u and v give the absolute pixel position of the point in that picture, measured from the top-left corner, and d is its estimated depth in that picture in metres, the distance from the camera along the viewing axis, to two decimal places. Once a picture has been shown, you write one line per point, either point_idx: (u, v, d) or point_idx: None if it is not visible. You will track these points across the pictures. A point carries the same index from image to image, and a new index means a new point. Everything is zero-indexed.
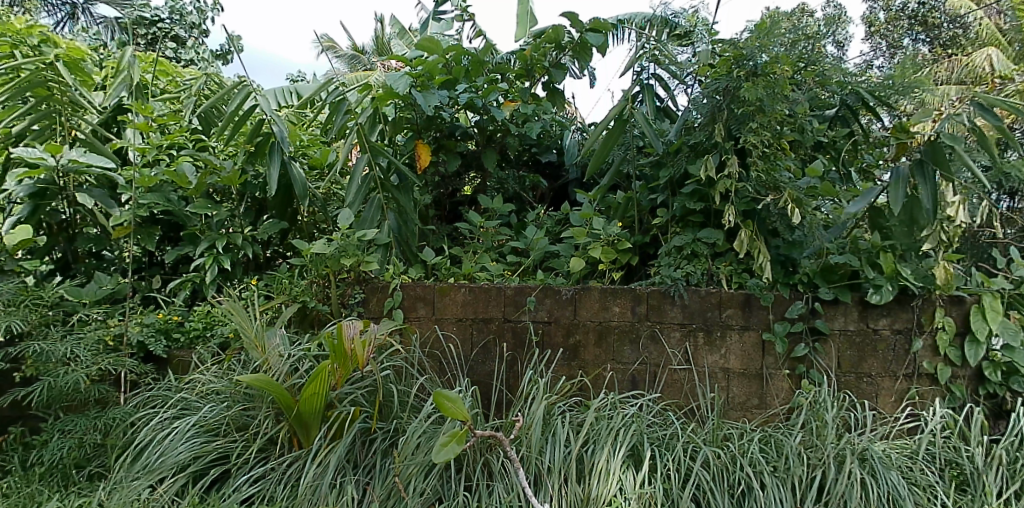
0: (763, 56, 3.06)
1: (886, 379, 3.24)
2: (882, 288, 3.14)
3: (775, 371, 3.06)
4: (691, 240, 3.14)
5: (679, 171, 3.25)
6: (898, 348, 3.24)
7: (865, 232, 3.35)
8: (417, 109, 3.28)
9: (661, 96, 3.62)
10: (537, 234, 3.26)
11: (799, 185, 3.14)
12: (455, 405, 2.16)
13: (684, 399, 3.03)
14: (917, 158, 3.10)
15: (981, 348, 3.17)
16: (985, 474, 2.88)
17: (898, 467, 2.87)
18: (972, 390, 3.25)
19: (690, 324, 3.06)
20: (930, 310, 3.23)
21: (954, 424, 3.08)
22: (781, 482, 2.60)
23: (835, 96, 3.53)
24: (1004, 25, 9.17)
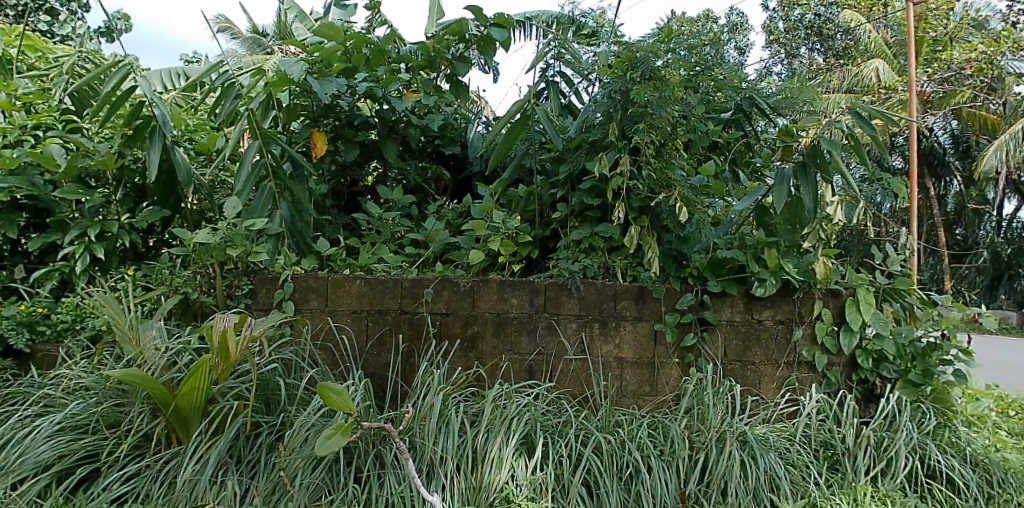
0: (655, 61, 3.17)
1: (768, 367, 3.44)
2: (767, 280, 3.30)
3: (666, 360, 3.21)
4: (588, 234, 3.22)
5: (578, 167, 3.30)
6: (780, 337, 3.45)
7: (752, 228, 3.53)
8: (313, 97, 3.24)
9: (565, 92, 3.69)
10: (438, 226, 3.23)
11: (691, 183, 3.32)
12: (341, 398, 2.11)
13: (578, 387, 3.11)
14: (799, 161, 3.26)
15: (854, 338, 3.43)
16: (852, 454, 3.15)
17: (776, 449, 3.09)
18: (846, 376, 3.57)
19: (587, 315, 3.14)
20: (809, 302, 3.46)
21: (827, 407, 3.32)
22: (667, 465, 2.77)
23: (730, 100, 3.72)
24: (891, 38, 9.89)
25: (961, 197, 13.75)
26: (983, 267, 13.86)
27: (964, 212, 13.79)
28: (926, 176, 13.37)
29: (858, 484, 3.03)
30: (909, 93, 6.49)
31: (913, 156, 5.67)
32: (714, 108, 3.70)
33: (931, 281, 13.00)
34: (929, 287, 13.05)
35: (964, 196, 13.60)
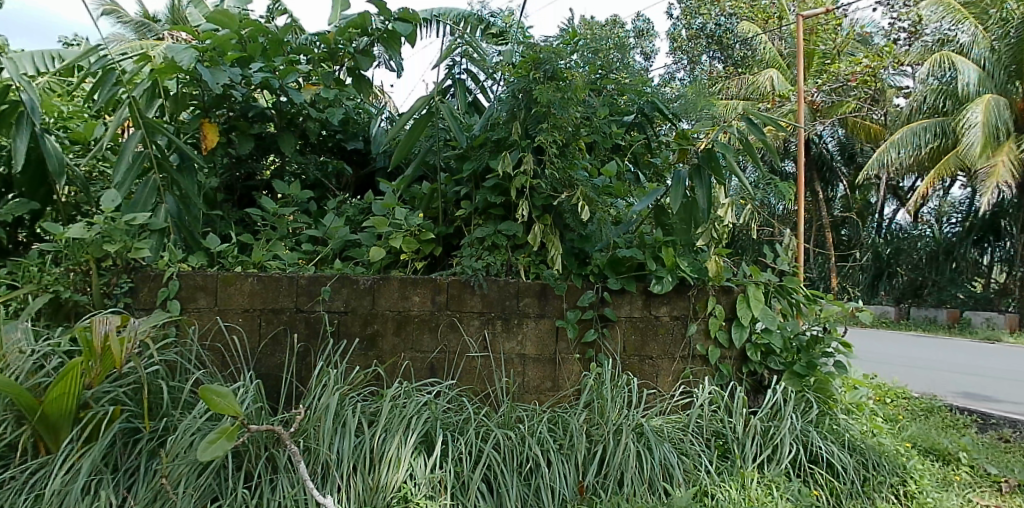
0: (559, 62, 3.20)
1: (665, 361, 3.57)
2: (663, 278, 3.43)
3: (567, 356, 3.28)
4: (492, 232, 3.24)
5: (482, 165, 3.31)
6: (676, 332, 3.59)
7: (651, 227, 3.64)
8: (204, 86, 3.10)
9: (470, 90, 3.69)
10: (336, 223, 3.21)
11: (593, 183, 3.40)
12: (225, 400, 2.03)
13: (480, 385, 3.12)
14: (694, 164, 3.36)
15: (744, 332, 3.62)
16: (741, 442, 3.32)
17: (671, 440, 3.22)
18: (737, 369, 3.76)
19: (489, 312, 3.16)
20: (703, 298, 3.62)
21: (718, 398, 3.49)
22: (565, 459, 2.84)
23: (633, 104, 3.84)
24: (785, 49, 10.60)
25: (846, 200, 15.00)
26: (866, 266, 14.93)
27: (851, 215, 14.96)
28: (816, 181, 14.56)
29: (745, 471, 3.20)
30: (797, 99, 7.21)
31: (801, 161, 6.09)
32: (617, 111, 3.81)
33: (819, 278, 14.03)
34: (819, 285, 14.03)
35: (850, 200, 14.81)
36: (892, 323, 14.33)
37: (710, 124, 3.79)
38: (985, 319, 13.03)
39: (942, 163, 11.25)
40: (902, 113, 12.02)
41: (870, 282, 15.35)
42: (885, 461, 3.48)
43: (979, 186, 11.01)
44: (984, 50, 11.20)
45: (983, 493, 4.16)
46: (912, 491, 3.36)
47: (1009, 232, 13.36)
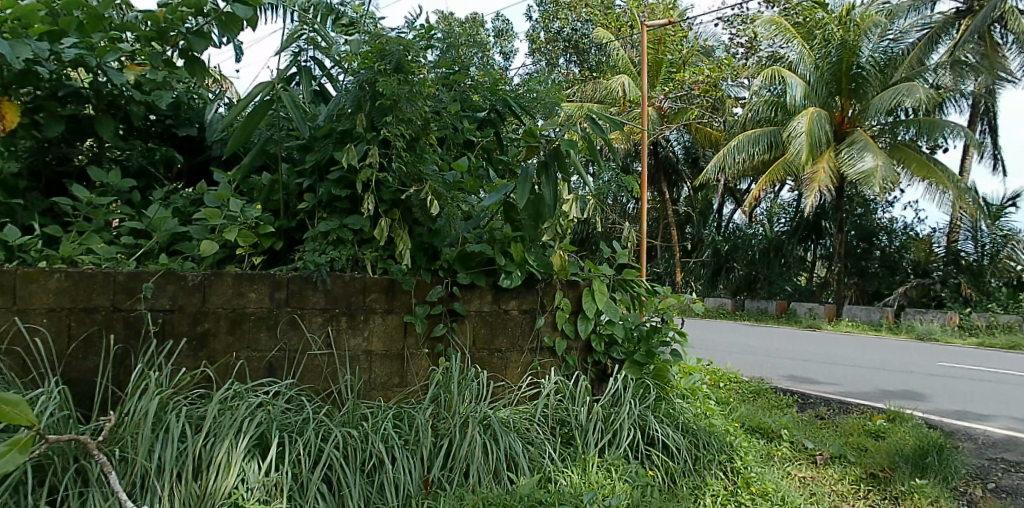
0: (406, 55, 3.18)
1: (514, 353, 3.66)
2: (512, 273, 3.51)
3: (415, 351, 3.28)
4: (336, 226, 3.17)
5: (326, 157, 3.23)
6: (524, 325, 3.69)
7: (501, 223, 3.70)
8: (3, 60, 2.77)
9: (317, 78, 3.60)
10: (163, 214, 2.99)
11: (443, 178, 3.42)
12: (16, 409, 1.81)
13: (322, 383, 3.05)
14: (541, 161, 3.43)
15: (589, 324, 3.79)
16: (584, 429, 3.47)
17: (517, 429, 3.31)
18: (582, 358, 3.93)
19: (333, 309, 3.09)
20: (550, 292, 3.77)
21: (563, 387, 3.64)
22: (411, 454, 2.84)
23: (485, 100, 3.95)
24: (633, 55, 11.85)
25: (690, 202, 17.37)
26: (705, 261, 16.69)
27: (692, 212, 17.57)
28: (663, 181, 16.69)
29: (587, 456, 3.35)
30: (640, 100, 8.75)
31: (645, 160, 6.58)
32: (468, 106, 3.89)
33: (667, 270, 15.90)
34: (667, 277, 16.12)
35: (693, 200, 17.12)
36: (729, 314, 15.69)
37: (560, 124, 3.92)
38: (808, 308, 14.57)
39: (773, 169, 12.35)
40: (738, 121, 13.20)
41: (710, 276, 17.02)
42: (714, 441, 3.79)
43: (804, 189, 12.25)
44: (808, 67, 12.46)
45: (799, 465, 4.63)
46: (738, 467, 3.68)
47: (828, 232, 15.05)
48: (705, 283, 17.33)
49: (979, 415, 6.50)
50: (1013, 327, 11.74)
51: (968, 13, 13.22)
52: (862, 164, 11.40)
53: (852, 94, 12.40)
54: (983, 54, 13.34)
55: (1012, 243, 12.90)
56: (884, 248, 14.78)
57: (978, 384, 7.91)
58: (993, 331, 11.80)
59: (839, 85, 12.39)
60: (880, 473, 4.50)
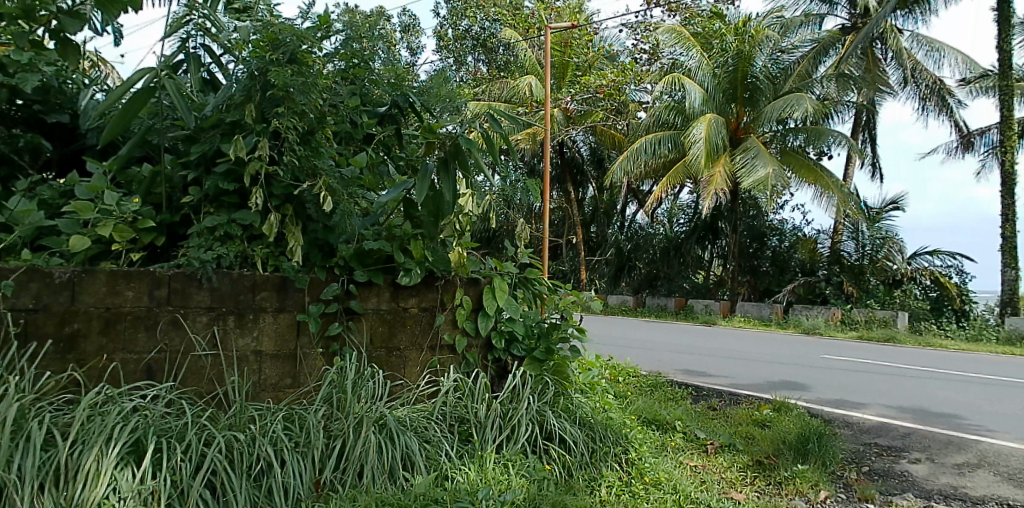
0: (300, 46, 3.10)
1: (413, 351, 3.63)
2: (411, 271, 3.49)
3: (308, 351, 3.21)
4: (224, 222, 3.06)
5: (212, 148, 3.10)
6: (423, 323, 3.67)
7: (400, 220, 3.66)
8: None
9: (206, 66, 3.45)
10: (27, 206, 2.78)
11: (339, 173, 3.36)
12: None
13: (207, 386, 2.93)
14: (441, 158, 3.37)
15: (489, 321, 3.82)
16: (482, 425, 3.49)
17: (415, 428, 3.29)
18: (482, 356, 3.95)
19: (220, 307, 2.97)
20: (450, 290, 3.77)
21: (463, 385, 3.65)
22: (301, 456, 2.78)
23: (386, 95, 3.92)
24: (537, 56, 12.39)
25: (594, 202, 18.38)
26: (609, 259, 17.43)
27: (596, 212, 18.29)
28: (568, 182, 17.70)
29: (486, 452, 3.37)
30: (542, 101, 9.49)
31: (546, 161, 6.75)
32: (366, 100, 3.85)
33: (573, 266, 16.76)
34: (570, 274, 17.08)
35: (597, 200, 18.14)
36: (630, 310, 16.20)
37: (461, 122, 3.92)
38: (704, 305, 15.27)
39: (674, 171, 12.87)
40: (641, 125, 13.71)
41: (613, 273, 17.80)
42: (610, 434, 3.91)
43: (701, 191, 12.81)
44: (707, 75, 13.09)
45: (691, 454, 4.85)
46: (632, 458, 3.82)
47: (723, 232, 15.90)
48: (609, 280, 17.88)
49: (855, 404, 7.02)
50: (887, 322, 12.73)
51: (853, 29, 14.27)
52: (755, 169, 12.05)
53: (746, 102, 13.11)
54: (865, 68, 14.38)
55: (889, 245, 13.97)
56: (775, 248, 15.72)
57: (855, 375, 8.54)
58: (870, 325, 12.77)
59: (735, 93, 13.06)
60: (766, 460, 4.78)
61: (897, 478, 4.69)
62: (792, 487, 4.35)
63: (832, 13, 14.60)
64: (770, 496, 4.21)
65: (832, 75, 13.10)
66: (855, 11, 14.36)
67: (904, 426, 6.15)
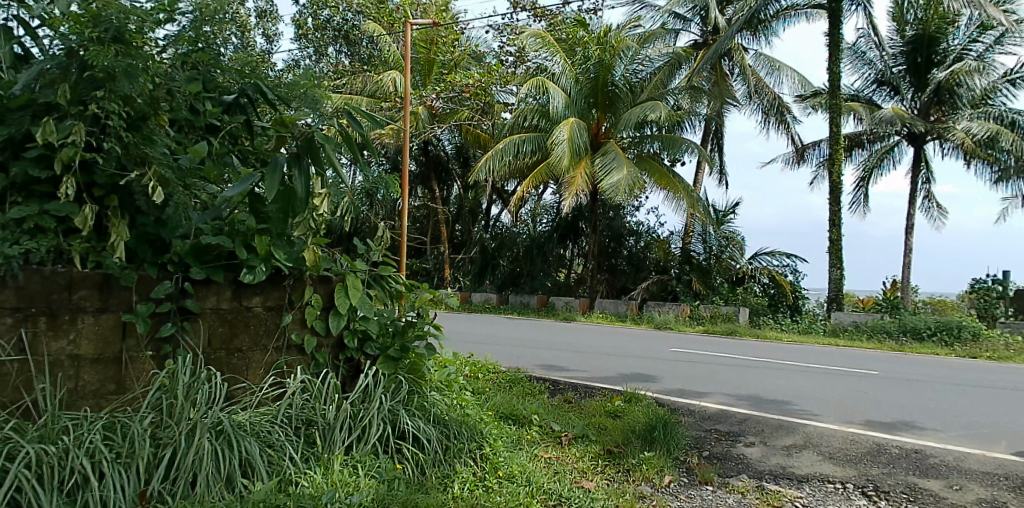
0: (126, 24, 2.90)
1: (256, 353, 3.48)
2: (255, 268, 3.35)
3: (136, 354, 3.01)
4: (34, 213, 2.81)
5: (21, 131, 2.83)
6: (268, 323, 3.53)
7: (244, 214, 3.50)
8: None
9: (18, 39, 3.13)
10: None
11: (173, 163, 3.15)
12: None
13: (12, 395, 2.69)
14: (294, 152, 3.11)
15: (340, 320, 3.73)
16: (330, 427, 3.41)
17: (257, 433, 3.16)
18: (334, 356, 3.85)
19: (28, 307, 2.73)
20: (299, 288, 3.64)
21: (310, 386, 3.54)
22: (124, 468, 2.61)
23: (233, 83, 3.71)
24: (398, 50, 12.76)
25: (459, 199, 19.03)
26: (473, 257, 17.89)
27: (462, 211, 19.01)
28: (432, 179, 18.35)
29: (334, 454, 3.31)
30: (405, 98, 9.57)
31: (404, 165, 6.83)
32: (211, 88, 3.63)
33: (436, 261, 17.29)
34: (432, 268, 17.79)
35: (463, 198, 18.96)
36: (493, 307, 16.40)
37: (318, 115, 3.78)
38: (565, 302, 15.80)
39: (537, 171, 13.23)
40: (507, 125, 14.06)
41: (478, 271, 18.15)
42: (464, 430, 3.95)
43: (563, 192, 13.22)
44: (570, 80, 13.72)
45: (546, 447, 5.00)
46: (486, 453, 3.89)
47: (583, 232, 16.64)
48: (473, 278, 18.18)
49: (697, 393, 7.56)
50: (730, 316, 13.82)
51: (704, 46, 15.40)
52: (612, 174, 12.61)
53: (607, 108, 13.75)
54: (714, 82, 15.49)
55: (733, 245, 15.10)
56: (632, 248, 16.60)
57: (700, 366, 9.20)
58: (714, 320, 13.79)
59: (596, 100, 13.70)
60: (615, 448, 5.03)
61: (733, 460, 5.11)
62: (640, 473, 4.60)
63: (687, 29, 15.65)
64: (618, 482, 4.43)
65: (684, 87, 14.07)
66: (706, 28, 15.47)
67: (740, 412, 6.70)
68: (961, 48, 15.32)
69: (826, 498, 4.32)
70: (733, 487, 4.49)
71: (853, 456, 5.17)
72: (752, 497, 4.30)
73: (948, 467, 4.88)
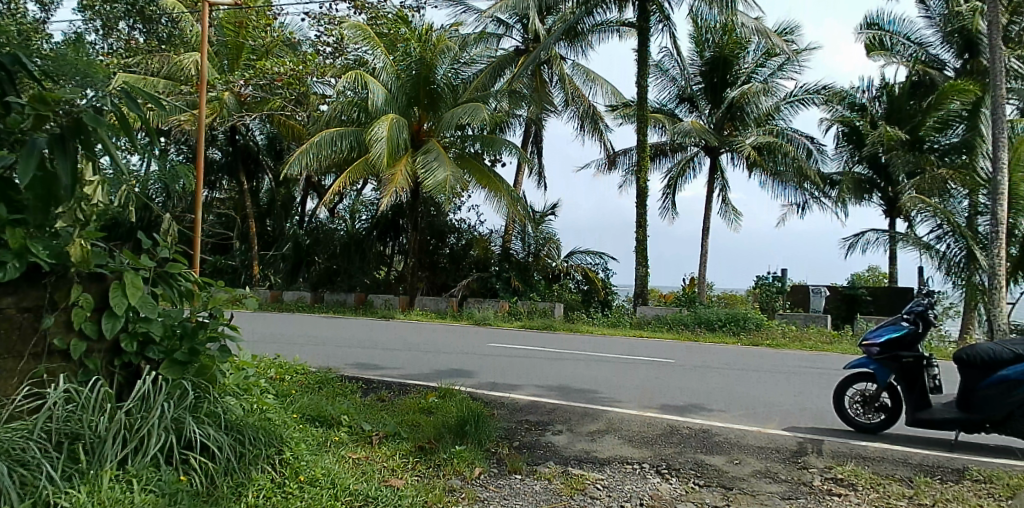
0: None
1: (8, 360, 3.14)
2: (5, 265, 2.99)
3: None
4: None
5: None
6: (24, 327, 3.19)
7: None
8: None
9: None
10: None
11: None
12: None
13: None
14: (54, 134, 2.66)
15: (117, 322, 3.38)
16: (100, 441, 3.11)
17: (6, 451, 2.82)
18: (108, 362, 3.50)
19: None
20: (63, 288, 3.30)
21: (76, 396, 3.19)
22: None
23: None
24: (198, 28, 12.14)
25: (271, 193, 18.53)
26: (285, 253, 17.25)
27: (274, 206, 18.65)
28: (240, 171, 17.53)
29: (105, 469, 3.01)
30: (200, 83, 8.94)
31: (199, 161, 6.40)
32: None
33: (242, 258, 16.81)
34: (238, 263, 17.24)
35: (276, 192, 18.36)
36: (308, 306, 15.83)
37: (98, 92, 3.19)
38: (384, 299, 15.68)
39: (354, 166, 13.04)
40: (322, 117, 13.73)
41: (290, 269, 17.54)
42: (261, 436, 3.78)
43: (381, 189, 13.05)
44: (390, 76, 13.71)
45: (355, 447, 4.92)
46: (286, 458, 3.76)
47: (403, 229, 16.75)
48: (286, 275, 17.54)
49: (510, 386, 7.85)
50: (546, 311, 14.49)
51: (525, 52, 16.04)
52: (431, 171, 12.73)
53: (428, 106, 13.94)
54: (533, 88, 16.13)
55: (550, 244, 16.04)
56: (453, 245, 16.80)
57: (515, 360, 9.56)
58: (531, 315, 14.40)
59: (417, 97, 13.87)
60: (427, 445, 5.07)
61: (541, 449, 5.37)
62: (450, 468, 4.68)
63: (509, 34, 16.16)
64: (429, 479, 4.47)
65: (504, 91, 14.35)
66: (527, 35, 16.10)
67: (549, 402, 7.05)
68: (750, 71, 17.35)
69: (624, 478, 4.69)
70: (540, 474, 4.72)
71: (648, 439, 5.63)
72: (557, 482, 4.55)
73: (730, 444, 5.41)
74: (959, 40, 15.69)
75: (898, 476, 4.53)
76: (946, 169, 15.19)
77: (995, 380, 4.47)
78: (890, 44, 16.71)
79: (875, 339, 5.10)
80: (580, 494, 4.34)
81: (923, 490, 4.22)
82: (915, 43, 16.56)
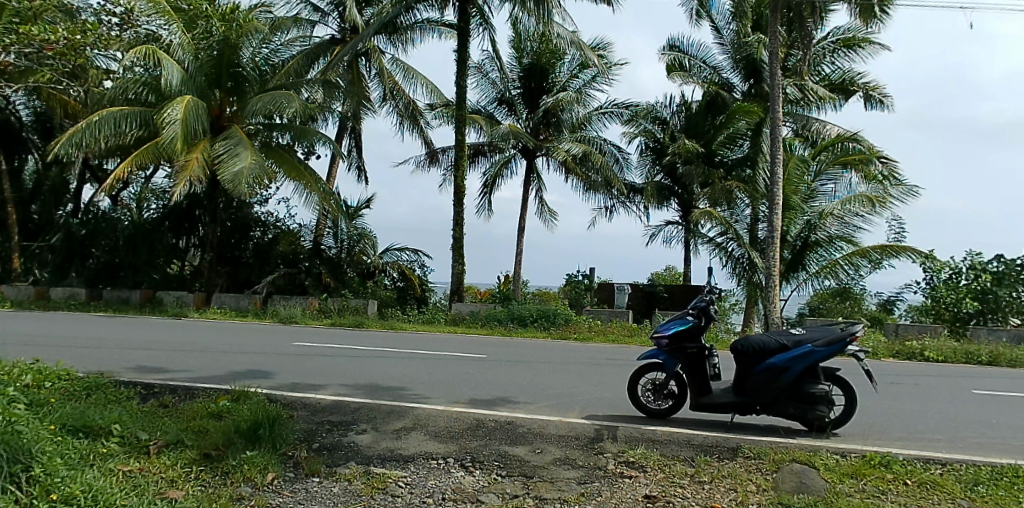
0: None
1: None
2: None
3: None
4: None
5: None
6: None
7: None
8: None
9: None
10: None
11: None
12: None
13: None
14: None
15: None
16: None
17: None
18: None
19: None
20: None
21: None
22: None
23: None
24: None
25: (38, 175, 16.41)
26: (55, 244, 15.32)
27: (41, 189, 16.40)
28: None
29: None
30: None
31: None
32: None
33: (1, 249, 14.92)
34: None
35: (44, 174, 16.21)
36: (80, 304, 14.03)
37: None
38: (175, 297, 14.42)
39: (141, 150, 11.94)
40: (104, 94, 12.47)
41: (60, 262, 15.56)
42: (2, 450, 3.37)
43: (174, 177, 12.03)
44: (188, 54, 12.93)
45: (127, 459, 4.54)
46: (34, 475, 3.41)
47: (200, 220, 15.65)
48: (54, 269, 15.56)
49: (313, 386, 7.64)
50: (358, 309, 14.22)
51: (342, 42, 15.64)
52: (233, 159, 11.98)
53: (231, 91, 13.26)
54: (351, 80, 15.75)
55: (365, 241, 15.66)
56: (258, 240, 15.96)
57: (322, 360, 9.30)
58: (342, 312, 14.05)
59: (218, 79, 13.09)
60: (215, 452, 4.80)
61: (342, 449, 5.33)
62: (240, 475, 4.49)
63: (323, 22, 15.63)
64: (214, 487, 4.27)
65: (319, 81, 13.72)
66: (344, 25, 15.67)
67: (354, 401, 6.98)
68: (565, 80, 18.42)
69: (426, 474, 4.81)
70: (340, 475, 4.69)
71: (454, 433, 5.81)
72: (358, 482, 4.56)
73: (532, 434, 5.74)
74: (745, 66, 17.89)
75: (681, 456, 5.11)
76: (730, 183, 17.23)
77: (765, 367, 5.28)
78: (688, 65, 18.60)
79: (665, 331, 5.64)
80: (380, 492, 4.38)
81: (699, 468, 4.81)
82: (709, 67, 18.51)
